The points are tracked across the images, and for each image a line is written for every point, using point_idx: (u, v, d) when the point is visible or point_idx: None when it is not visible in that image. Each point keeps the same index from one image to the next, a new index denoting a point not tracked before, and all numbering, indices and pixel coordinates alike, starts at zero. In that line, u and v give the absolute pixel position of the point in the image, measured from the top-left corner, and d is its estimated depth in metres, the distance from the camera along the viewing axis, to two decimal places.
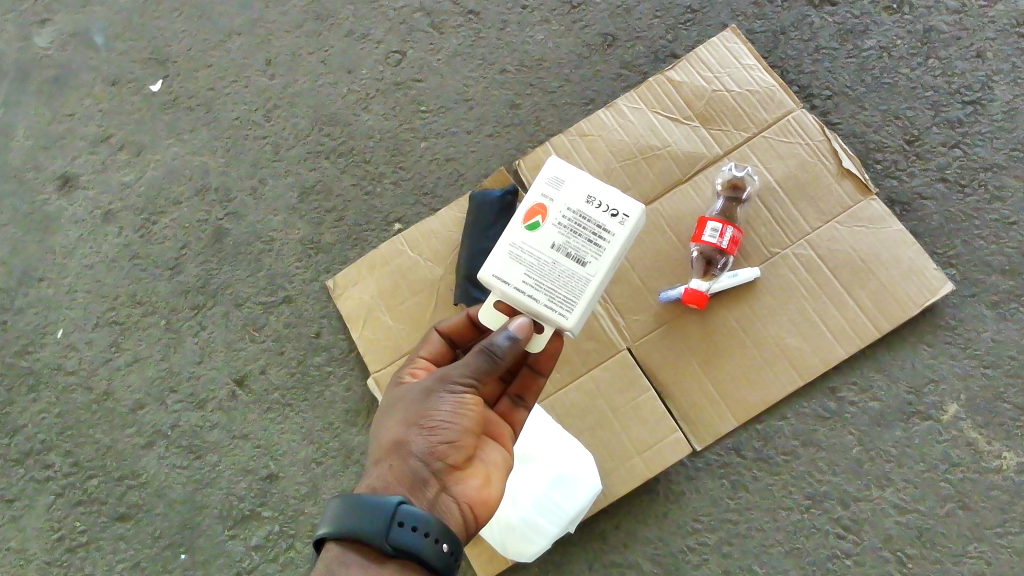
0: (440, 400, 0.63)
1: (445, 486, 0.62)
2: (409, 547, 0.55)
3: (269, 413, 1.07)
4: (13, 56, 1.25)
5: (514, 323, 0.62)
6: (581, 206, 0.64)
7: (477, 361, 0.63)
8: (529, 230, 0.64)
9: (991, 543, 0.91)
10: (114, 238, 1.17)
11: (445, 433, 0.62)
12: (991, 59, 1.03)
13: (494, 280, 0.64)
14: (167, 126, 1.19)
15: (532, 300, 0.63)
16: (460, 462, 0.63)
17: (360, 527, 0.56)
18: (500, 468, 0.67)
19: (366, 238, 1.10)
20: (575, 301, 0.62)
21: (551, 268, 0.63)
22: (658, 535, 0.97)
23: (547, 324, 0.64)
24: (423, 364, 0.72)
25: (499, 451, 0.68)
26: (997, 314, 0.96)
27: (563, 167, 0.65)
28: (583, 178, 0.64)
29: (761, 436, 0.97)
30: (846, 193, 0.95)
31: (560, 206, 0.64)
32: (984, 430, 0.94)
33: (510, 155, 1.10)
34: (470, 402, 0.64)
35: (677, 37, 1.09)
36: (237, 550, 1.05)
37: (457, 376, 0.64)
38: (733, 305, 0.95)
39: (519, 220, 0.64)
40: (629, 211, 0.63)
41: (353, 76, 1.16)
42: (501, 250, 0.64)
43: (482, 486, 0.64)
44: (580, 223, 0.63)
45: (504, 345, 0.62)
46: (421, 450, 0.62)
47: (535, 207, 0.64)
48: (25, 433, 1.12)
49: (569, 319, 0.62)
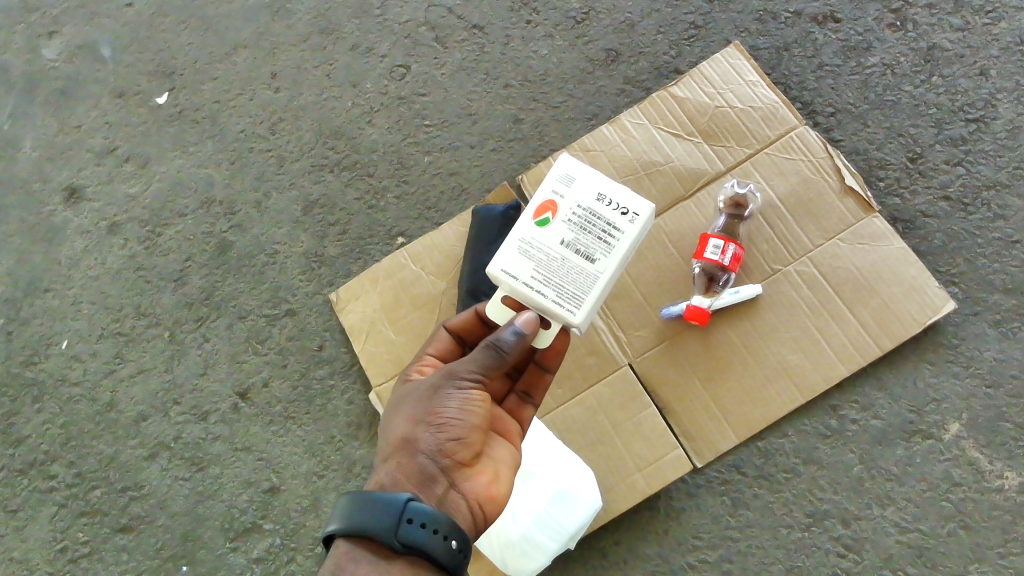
0: (447, 397, 0.63)
1: (453, 483, 0.62)
2: (418, 543, 0.56)
3: (271, 425, 1.08)
4: (21, 68, 1.26)
5: (521, 318, 0.62)
6: (592, 204, 0.64)
7: (484, 357, 0.62)
8: (539, 226, 0.64)
9: (993, 563, 0.91)
10: (119, 250, 1.18)
11: (452, 429, 0.62)
12: (995, 77, 1.03)
13: (502, 275, 0.64)
14: (173, 139, 1.20)
15: (540, 296, 0.63)
16: (467, 458, 0.63)
17: (370, 523, 0.56)
18: (507, 465, 0.67)
19: (369, 251, 1.11)
20: (584, 298, 0.62)
21: (560, 264, 0.63)
22: (658, 552, 0.97)
23: (555, 321, 0.64)
24: (431, 361, 0.72)
25: (506, 448, 0.68)
26: (1000, 333, 0.96)
27: (574, 164, 0.65)
28: (594, 176, 0.64)
29: (762, 453, 0.97)
30: (848, 210, 0.95)
31: (570, 203, 0.64)
32: (985, 449, 0.94)
33: (513, 169, 1.10)
34: (477, 399, 0.63)
35: (681, 53, 1.09)
36: (239, 563, 1.05)
37: (464, 372, 0.63)
38: (734, 321, 0.95)
39: (529, 215, 0.64)
40: (639, 210, 0.64)
41: (357, 90, 1.17)
42: (509, 245, 0.64)
43: (490, 482, 0.65)
44: (590, 220, 0.64)
45: (511, 341, 0.61)
46: (429, 446, 0.62)
47: (545, 203, 0.64)
48: (29, 443, 1.13)
49: (577, 315, 0.62)
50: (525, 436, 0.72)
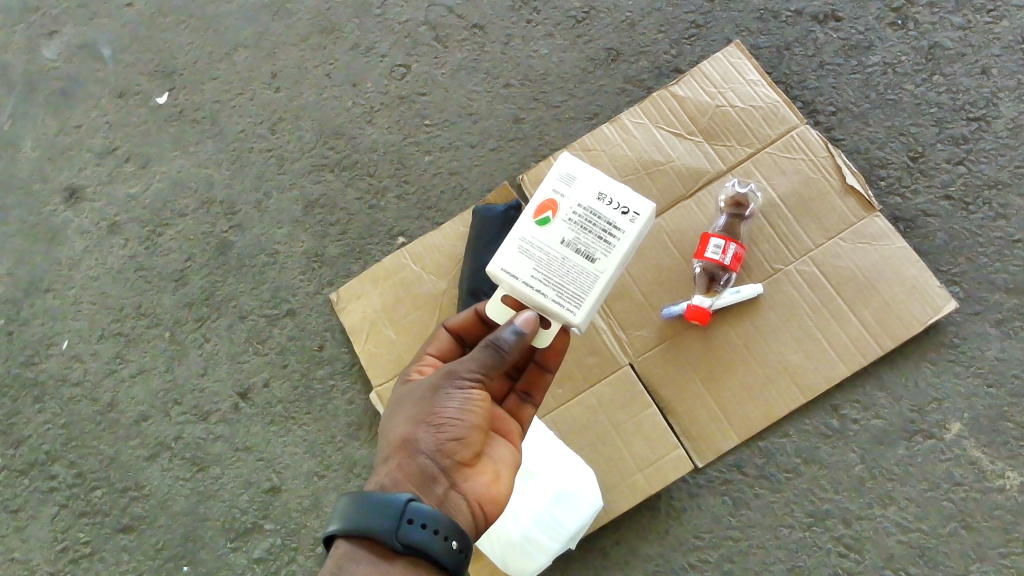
0: (447, 396, 0.63)
1: (454, 483, 0.62)
2: (418, 543, 0.56)
3: (272, 425, 1.08)
4: (21, 68, 1.26)
5: (521, 318, 0.62)
6: (592, 203, 0.64)
7: (484, 357, 0.62)
8: (539, 225, 0.64)
9: (994, 562, 0.91)
10: (119, 250, 1.18)
11: (453, 429, 0.62)
12: (997, 76, 1.03)
13: (502, 274, 0.64)
14: (174, 139, 1.20)
15: (540, 295, 0.63)
16: (467, 459, 0.63)
17: (371, 523, 0.56)
18: (508, 465, 0.67)
19: (369, 251, 1.11)
20: (584, 298, 0.62)
21: (560, 263, 0.63)
22: (659, 552, 0.97)
23: (555, 320, 0.64)
24: (431, 361, 0.72)
25: (506, 448, 0.68)
26: (1002, 332, 0.95)
27: (575, 164, 0.65)
28: (595, 176, 0.64)
29: (763, 453, 0.97)
30: (850, 209, 0.95)
31: (571, 202, 0.64)
32: (986, 449, 0.94)
33: (513, 169, 1.10)
34: (477, 398, 0.63)
35: (681, 52, 1.09)
36: (240, 563, 1.05)
37: (464, 372, 0.63)
38: (735, 321, 0.95)
39: (529, 214, 0.64)
40: (640, 209, 0.63)
41: (357, 90, 1.17)
42: (509, 245, 0.64)
43: (491, 482, 0.65)
44: (591, 219, 0.63)
45: (511, 340, 0.61)
46: (430, 447, 0.62)
47: (545, 202, 0.64)
48: (30, 444, 1.13)
49: (578, 315, 0.62)
50: (525, 436, 0.72)
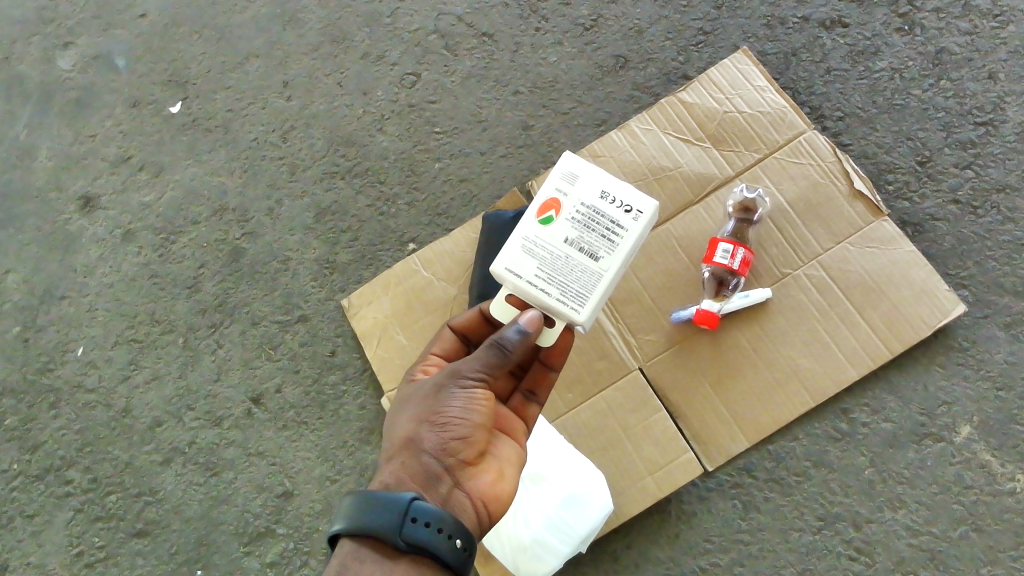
0: (451, 396, 0.63)
1: (458, 482, 0.63)
2: (423, 543, 0.56)
3: (284, 430, 1.09)
4: (37, 78, 1.28)
5: (523, 316, 0.63)
6: (595, 202, 0.65)
7: (488, 356, 0.63)
8: (543, 224, 0.65)
9: (1005, 565, 0.91)
10: (133, 257, 1.19)
11: (456, 428, 0.63)
12: (1003, 80, 1.03)
13: (506, 273, 0.65)
14: (187, 147, 1.21)
15: (544, 294, 0.64)
16: (471, 457, 0.64)
17: (374, 523, 0.57)
18: (512, 463, 0.67)
19: (380, 258, 1.12)
20: (588, 296, 0.63)
21: (564, 262, 0.64)
22: (669, 557, 0.98)
23: (559, 318, 0.65)
24: (436, 360, 0.73)
25: (510, 446, 0.68)
26: (1010, 336, 0.96)
27: (578, 162, 0.66)
28: (598, 174, 0.65)
29: (772, 456, 0.97)
30: (857, 214, 0.96)
31: (574, 201, 0.65)
32: (997, 452, 0.94)
33: (522, 175, 1.11)
34: (481, 397, 0.64)
35: (689, 58, 1.10)
36: (252, 567, 1.06)
37: (468, 371, 0.64)
38: (744, 325, 0.96)
39: (533, 214, 0.65)
40: (643, 207, 0.64)
41: (367, 98, 1.18)
42: (513, 244, 0.65)
43: (495, 481, 0.65)
44: (595, 218, 0.64)
45: (514, 339, 0.62)
46: (434, 446, 0.62)
47: (548, 201, 0.65)
48: (46, 449, 1.14)
49: (582, 313, 0.63)
50: (530, 434, 0.73)
